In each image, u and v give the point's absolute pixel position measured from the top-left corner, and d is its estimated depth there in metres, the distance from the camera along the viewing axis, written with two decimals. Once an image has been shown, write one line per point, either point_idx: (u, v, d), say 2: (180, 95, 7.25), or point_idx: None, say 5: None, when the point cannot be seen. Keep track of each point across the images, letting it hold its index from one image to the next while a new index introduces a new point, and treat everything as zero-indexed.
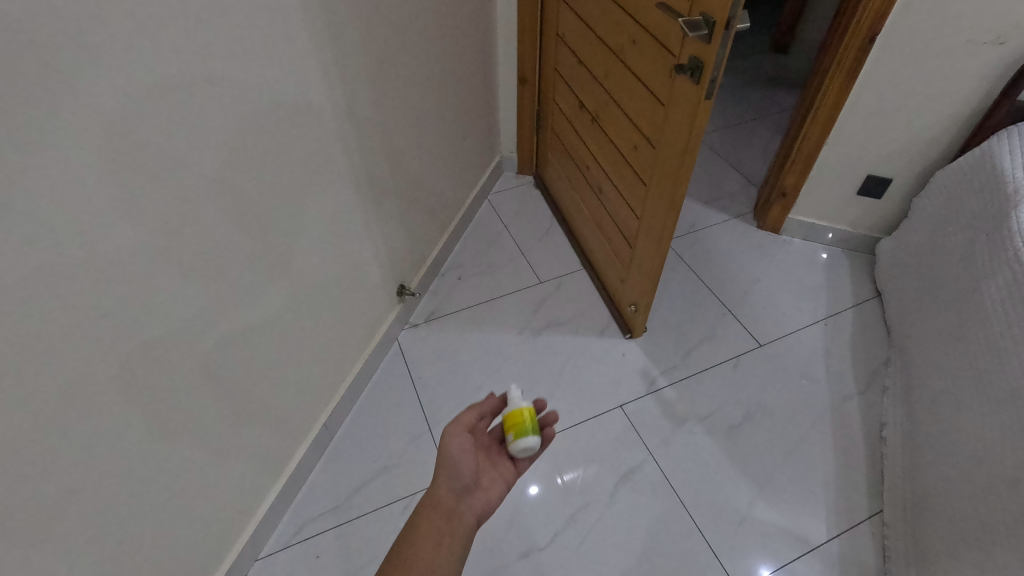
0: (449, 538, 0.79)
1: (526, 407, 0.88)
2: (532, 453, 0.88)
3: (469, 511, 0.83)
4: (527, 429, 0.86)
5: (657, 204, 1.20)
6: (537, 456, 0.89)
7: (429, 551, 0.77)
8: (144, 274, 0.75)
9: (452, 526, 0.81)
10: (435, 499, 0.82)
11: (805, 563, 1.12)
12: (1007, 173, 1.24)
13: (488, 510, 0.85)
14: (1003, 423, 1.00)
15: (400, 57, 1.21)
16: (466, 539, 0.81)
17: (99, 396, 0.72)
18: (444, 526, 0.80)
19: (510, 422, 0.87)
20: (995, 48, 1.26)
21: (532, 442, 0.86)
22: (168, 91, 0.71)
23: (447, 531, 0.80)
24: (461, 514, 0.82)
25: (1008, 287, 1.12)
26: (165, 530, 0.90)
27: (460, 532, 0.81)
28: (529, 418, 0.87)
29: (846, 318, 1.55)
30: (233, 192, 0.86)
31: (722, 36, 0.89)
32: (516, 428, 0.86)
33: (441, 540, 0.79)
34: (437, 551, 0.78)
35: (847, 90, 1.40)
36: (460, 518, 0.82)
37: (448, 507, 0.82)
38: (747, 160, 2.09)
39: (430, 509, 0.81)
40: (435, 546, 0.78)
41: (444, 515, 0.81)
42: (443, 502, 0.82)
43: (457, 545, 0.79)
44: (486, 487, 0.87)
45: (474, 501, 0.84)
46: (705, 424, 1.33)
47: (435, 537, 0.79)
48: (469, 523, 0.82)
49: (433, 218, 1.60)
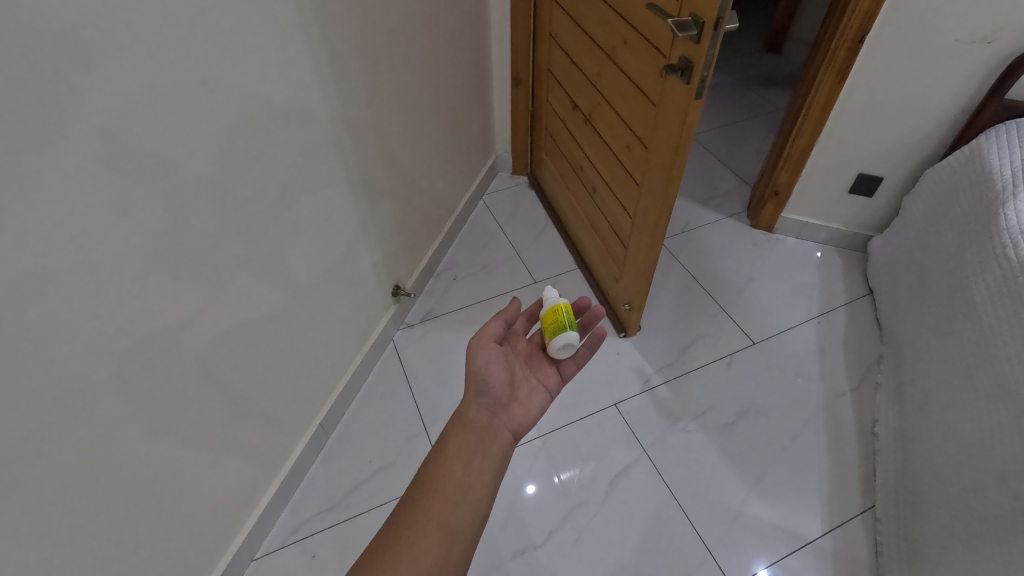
0: (482, 456, 0.73)
1: (563, 304, 0.90)
2: (575, 351, 0.88)
3: (503, 426, 0.78)
4: (563, 322, 0.87)
5: (649, 202, 1.20)
6: (581, 357, 0.89)
7: (460, 471, 0.71)
8: (139, 276, 0.75)
9: (484, 443, 0.75)
10: (465, 417, 0.77)
11: (798, 559, 1.13)
12: (994, 170, 1.25)
13: (524, 425, 0.81)
14: (992, 419, 1.01)
15: (394, 58, 1.22)
16: (500, 454, 0.75)
17: (95, 396, 0.73)
18: (476, 444, 0.74)
19: (547, 320, 0.90)
20: (983, 47, 1.27)
21: (570, 338, 0.86)
22: (162, 96, 0.72)
23: (479, 449, 0.74)
24: (494, 431, 0.77)
25: (998, 283, 1.13)
26: (161, 530, 0.90)
27: (495, 449, 0.75)
28: (566, 312, 0.89)
29: (839, 315, 1.56)
30: (228, 193, 0.87)
31: (711, 37, 0.89)
32: (552, 325, 0.88)
33: (474, 459, 0.73)
34: (469, 470, 0.72)
35: (838, 90, 1.41)
36: (493, 436, 0.76)
37: (480, 424, 0.76)
38: (741, 160, 2.11)
39: (459, 427, 0.76)
40: (467, 465, 0.72)
41: (475, 432, 0.75)
42: (474, 420, 0.76)
43: (491, 462, 0.74)
44: (520, 401, 0.82)
45: (507, 417, 0.79)
46: (699, 422, 1.34)
47: (467, 455, 0.73)
48: (504, 438, 0.77)
49: (428, 219, 1.61)
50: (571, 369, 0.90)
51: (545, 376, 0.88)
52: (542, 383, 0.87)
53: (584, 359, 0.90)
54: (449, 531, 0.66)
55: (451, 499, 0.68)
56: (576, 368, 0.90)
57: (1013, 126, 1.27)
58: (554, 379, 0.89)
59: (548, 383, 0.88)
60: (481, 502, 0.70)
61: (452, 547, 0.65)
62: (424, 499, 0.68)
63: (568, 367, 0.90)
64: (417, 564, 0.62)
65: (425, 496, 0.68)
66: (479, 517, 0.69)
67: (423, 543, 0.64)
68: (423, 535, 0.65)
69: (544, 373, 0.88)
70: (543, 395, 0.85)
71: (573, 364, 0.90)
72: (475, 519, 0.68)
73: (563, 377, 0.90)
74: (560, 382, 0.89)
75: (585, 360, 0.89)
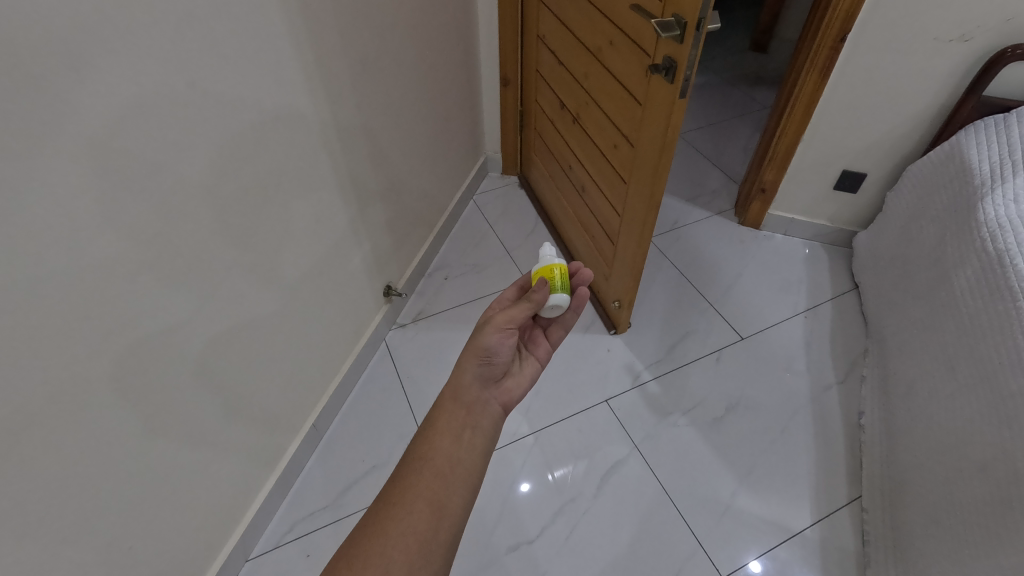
0: (471, 430, 0.74)
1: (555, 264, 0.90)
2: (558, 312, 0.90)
3: (492, 399, 0.80)
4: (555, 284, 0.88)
5: (637, 199, 1.22)
6: (568, 326, 0.92)
7: (450, 445, 0.72)
8: (132, 277, 0.76)
9: (473, 417, 0.76)
10: (456, 389, 0.77)
11: (787, 549, 1.15)
12: (973, 165, 1.28)
13: (513, 398, 0.83)
14: (973, 409, 1.03)
15: (383, 58, 1.23)
16: (489, 428, 0.76)
17: (88, 397, 0.73)
18: (465, 418, 0.75)
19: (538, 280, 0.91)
20: (961, 45, 1.29)
21: (560, 300, 0.87)
22: (151, 102, 0.72)
23: (469, 423, 0.75)
24: (483, 404, 0.78)
25: (977, 276, 1.15)
26: (156, 530, 0.90)
27: (485, 423, 0.76)
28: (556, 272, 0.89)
29: (825, 310, 1.59)
30: (220, 194, 0.88)
31: (694, 37, 0.91)
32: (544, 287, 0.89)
33: (463, 433, 0.73)
34: (458, 445, 0.72)
35: (821, 88, 1.43)
36: (482, 409, 0.77)
37: (471, 397, 0.77)
38: (728, 157, 2.13)
39: (449, 402, 0.76)
40: (457, 439, 0.72)
41: (465, 406, 0.76)
42: (464, 393, 0.77)
43: (480, 436, 0.75)
44: (512, 373, 0.84)
45: (496, 391, 0.81)
46: (689, 416, 1.36)
47: (456, 430, 0.73)
48: (493, 412, 0.79)
49: (418, 219, 1.61)
50: (558, 335, 0.92)
51: (537, 347, 0.89)
52: (532, 354, 0.89)
53: (569, 323, 0.92)
54: (438, 506, 0.66)
55: (440, 474, 0.69)
56: (563, 333, 0.92)
57: (992, 122, 1.30)
58: (545, 349, 0.90)
59: (540, 354, 0.89)
60: (470, 476, 0.70)
61: (443, 522, 0.65)
62: (413, 474, 0.68)
63: (555, 333, 0.91)
64: (406, 539, 0.63)
65: (414, 472, 0.68)
66: (468, 490, 0.69)
67: (412, 519, 0.64)
68: (412, 511, 0.65)
69: (536, 344, 0.90)
70: (534, 365, 0.87)
71: (560, 330, 0.92)
72: (464, 494, 0.69)
73: (551, 346, 0.92)
74: (550, 351, 0.91)
75: (571, 323, 0.92)
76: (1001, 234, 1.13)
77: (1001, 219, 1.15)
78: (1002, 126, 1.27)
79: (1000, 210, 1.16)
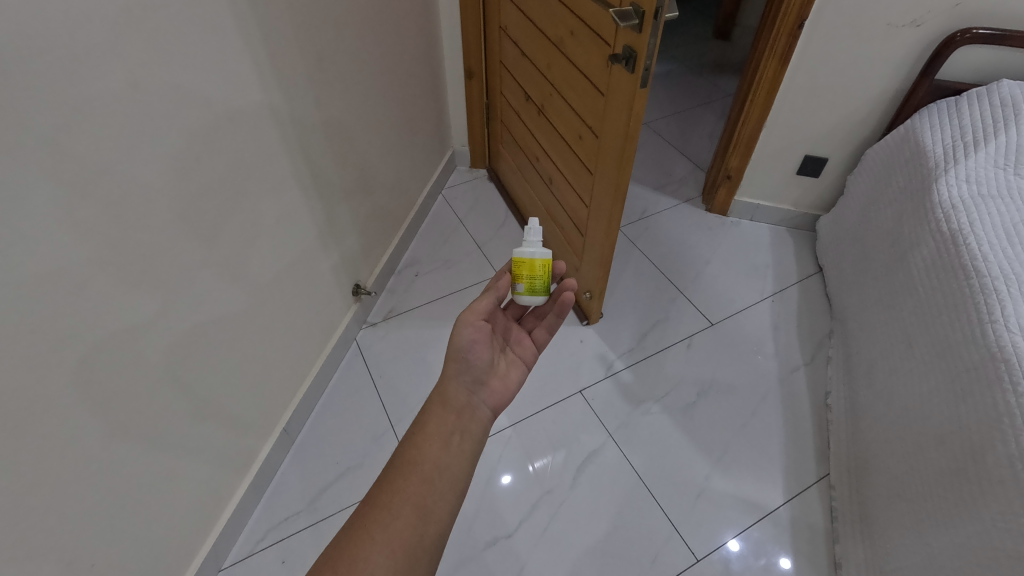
0: (460, 435, 0.73)
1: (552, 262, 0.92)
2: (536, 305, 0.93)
3: (482, 403, 0.78)
4: (534, 281, 0.91)
5: (603, 188, 1.22)
6: (554, 326, 0.90)
7: (437, 450, 0.71)
8: (82, 283, 0.73)
9: (463, 422, 0.75)
10: (445, 394, 0.76)
11: (760, 528, 1.17)
12: (928, 147, 1.31)
13: (503, 400, 0.81)
14: (931, 384, 1.06)
15: (340, 51, 1.20)
16: (479, 433, 0.75)
17: (45, 408, 0.71)
18: (454, 423, 0.74)
19: (518, 271, 0.91)
20: (913, 30, 1.32)
21: (538, 300, 0.92)
22: (91, 103, 0.69)
23: (458, 427, 0.74)
24: (473, 409, 0.77)
25: (934, 255, 1.18)
26: (121, 545, 0.87)
27: (474, 427, 0.75)
28: (549, 270, 0.92)
29: (791, 293, 1.62)
30: (177, 193, 0.85)
31: (652, 26, 0.91)
32: (526, 281, 0.91)
33: (452, 438, 0.72)
34: (446, 450, 0.71)
35: (781, 75, 1.46)
36: (472, 414, 0.76)
37: (460, 402, 0.76)
38: (694, 145, 2.15)
39: (438, 406, 0.75)
40: (445, 445, 0.72)
41: (455, 411, 0.75)
42: (453, 398, 0.76)
43: (469, 442, 0.74)
44: (499, 374, 0.82)
45: (486, 394, 0.79)
46: (662, 403, 1.37)
47: (444, 435, 0.72)
48: (483, 416, 0.78)
49: (385, 215, 1.59)
50: (543, 336, 0.91)
51: (522, 347, 0.88)
52: (518, 355, 0.87)
53: (554, 324, 0.91)
54: (426, 510, 0.66)
55: (427, 478, 0.68)
56: (548, 335, 0.91)
57: (944, 106, 1.33)
58: (531, 349, 0.88)
59: (526, 354, 0.88)
60: (456, 481, 0.70)
61: (427, 527, 0.65)
62: (400, 478, 0.68)
63: (541, 334, 0.90)
64: (392, 543, 0.62)
65: (402, 476, 0.68)
66: (455, 495, 0.69)
67: (398, 523, 0.64)
68: (399, 515, 0.64)
69: (521, 344, 0.88)
70: (520, 368, 0.85)
71: (545, 331, 0.91)
72: (451, 498, 0.68)
73: (539, 347, 0.90)
74: (536, 353, 0.89)
75: (555, 325, 0.91)
76: (956, 214, 1.16)
77: (955, 200, 1.19)
78: (954, 109, 1.31)
79: (953, 190, 1.20)
